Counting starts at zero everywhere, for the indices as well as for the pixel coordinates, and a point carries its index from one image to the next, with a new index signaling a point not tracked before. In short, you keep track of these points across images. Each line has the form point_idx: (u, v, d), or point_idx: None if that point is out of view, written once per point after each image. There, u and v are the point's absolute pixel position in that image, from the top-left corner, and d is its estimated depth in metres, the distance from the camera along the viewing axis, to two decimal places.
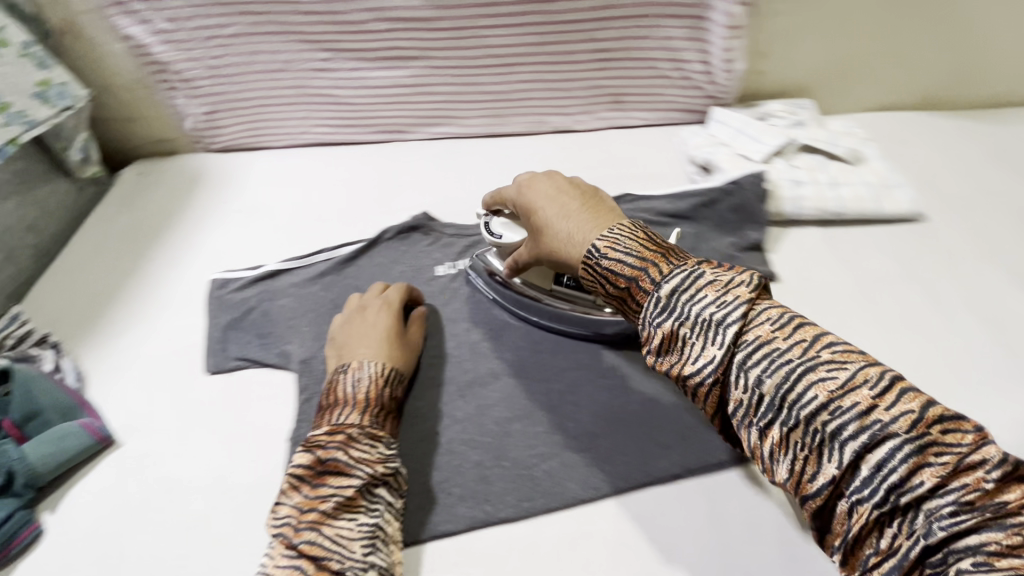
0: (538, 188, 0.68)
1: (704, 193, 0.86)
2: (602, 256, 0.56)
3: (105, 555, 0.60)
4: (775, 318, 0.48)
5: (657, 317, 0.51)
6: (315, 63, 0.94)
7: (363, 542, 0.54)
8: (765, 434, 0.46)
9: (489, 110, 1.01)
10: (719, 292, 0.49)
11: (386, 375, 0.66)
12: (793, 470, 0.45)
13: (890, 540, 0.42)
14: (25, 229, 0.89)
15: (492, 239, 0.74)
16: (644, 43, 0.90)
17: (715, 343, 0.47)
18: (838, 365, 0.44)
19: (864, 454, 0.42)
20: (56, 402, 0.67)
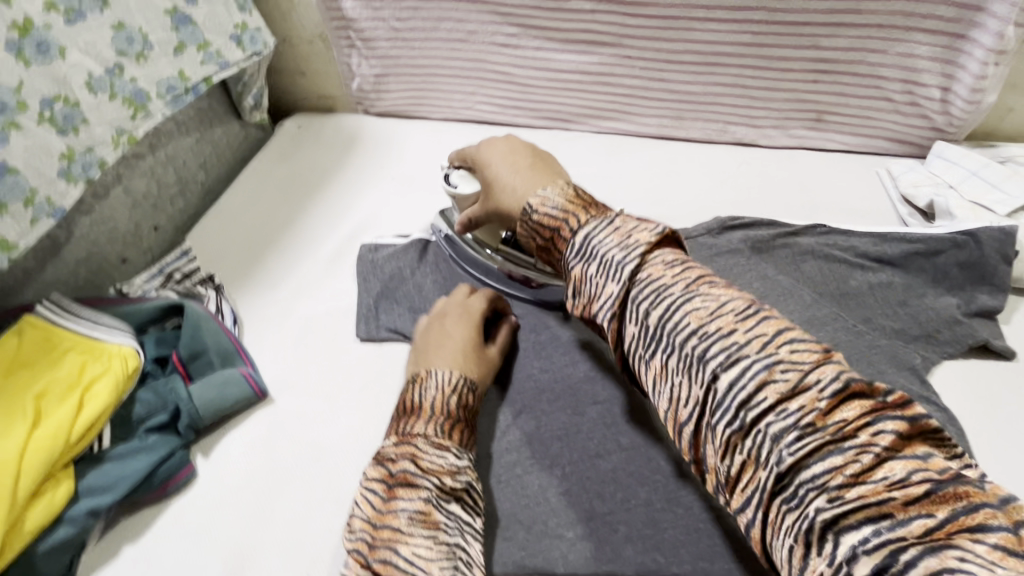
0: (495, 146, 0.64)
1: (924, 240, 0.73)
2: (532, 212, 0.54)
3: (254, 513, 0.59)
4: (670, 260, 0.45)
5: (573, 261, 0.49)
6: (500, 37, 0.89)
7: (444, 564, 0.44)
8: (650, 365, 0.43)
9: (669, 111, 0.92)
10: (624, 236, 0.47)
11: (461, 384, 0.59)
12: (670, 398, 0.41)
13: (745, 470, 0.36)
14: (198, 165, 0.90)
15: (448, 190, 0.70)
16: (880, 57, 0.79)
17: (616, 279, 0.45)
18: (714, 296, 0.41)
19: (724, 377, 0.37)
20: (217, 346, 0.66)
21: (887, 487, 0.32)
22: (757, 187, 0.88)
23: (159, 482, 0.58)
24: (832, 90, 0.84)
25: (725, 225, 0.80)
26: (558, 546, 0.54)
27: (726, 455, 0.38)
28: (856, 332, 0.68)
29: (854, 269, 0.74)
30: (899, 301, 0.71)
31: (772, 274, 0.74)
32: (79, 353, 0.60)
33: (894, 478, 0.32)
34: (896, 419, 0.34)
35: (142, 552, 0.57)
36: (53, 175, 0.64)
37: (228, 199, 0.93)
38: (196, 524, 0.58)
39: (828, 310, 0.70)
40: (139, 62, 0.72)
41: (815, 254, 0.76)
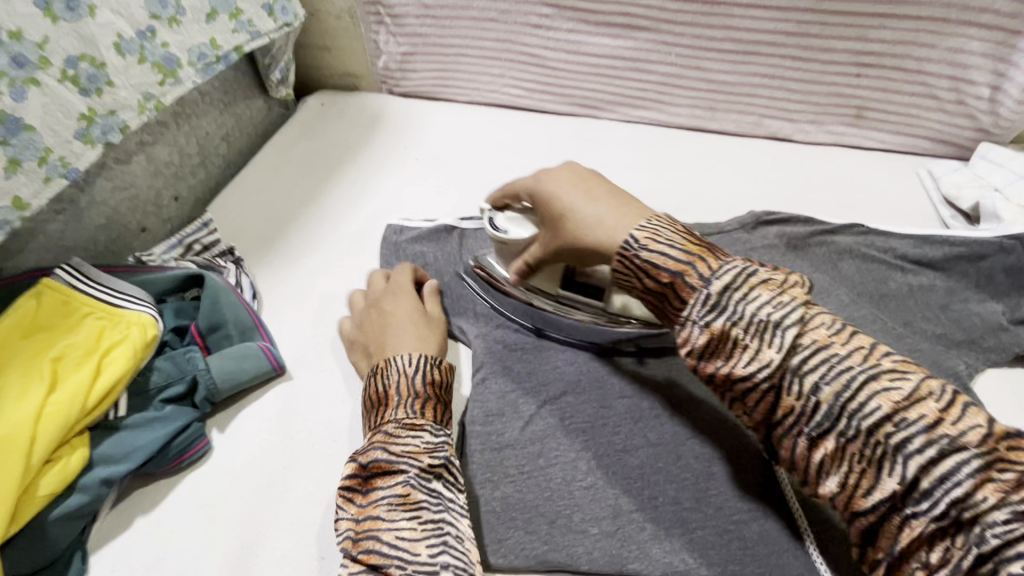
0: (558, 176, 0.57)
1: (967, 243, 0.70)
2: (639, 248, 0.49)
3: (268, 490, 0.57)
4: (830, 322, 0.42)
5: (703, 315, 0.44)
6: (534, 18, 0.87)
7: (429, 543, 0.46)
8: (817, 444, 0.41)
9: (702, 101, 0.89)
10: (775, 292, 0.43)
11: (425, 363, 0.57)
12: (843, 482, 0.40)
13: (916, 544, 0.38)
14: (220, 138, 0.89)
15: (495, 235, 0.62)
16: (929, 52, 0.76)
17: (773, 346, 0.42)
18: (900, 373, 0.40)
19: (927, 470, 0.37)
20: (237, 319, 0.65)
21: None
22: (793, 184, 0.85)
23: (173, 455, 0.57)
24: (876, 85, 0.81)
25: (759, 220, 0.76)
26: (582, 542, 0.52)
27: (871, 525, 0.40)
28: (896, 335, 0.66)
29: (893, 270, 0.72)
30: (940, 305, 0.69)
31: (808, 273, 0.72)
32: (99, 318, 0.59)
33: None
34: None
35: (153, 526, 0.55)
36: (70, 136, 0.62)
37: (249, 174, 0.91)
38: (208, 500, 0.57)
39: (866, 311, 0.68)
40: (172, 27, 0.71)
41: (853, 253, 0.73)
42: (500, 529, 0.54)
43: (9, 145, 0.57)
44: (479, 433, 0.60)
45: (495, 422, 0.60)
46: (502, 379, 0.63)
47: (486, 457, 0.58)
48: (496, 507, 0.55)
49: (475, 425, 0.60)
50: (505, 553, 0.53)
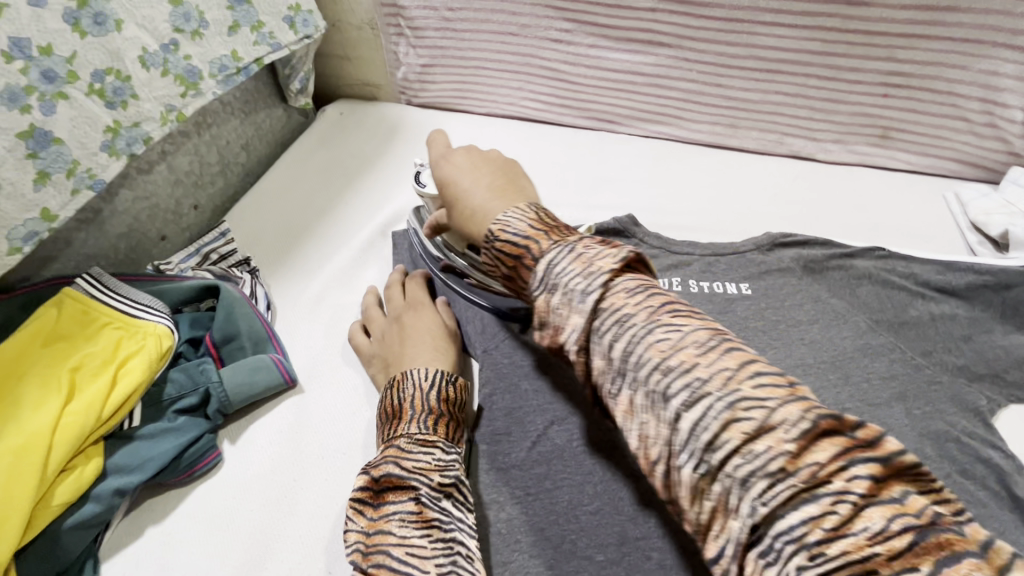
0: (455, 160, 0.60)
1: (993, 272, 0.68)
2: (492, 238, 0.49)
3: (276, 502, 0.58)
4: (631, 288, 0.41)
5: (536, 291, 0.45)
6: (554, 32, 0.87)
7: (438, 561, 0.45)
8: (619, 402, 0.40)
9: (722, 117, 0.88)
10: (587, 264, 0.42)
11: (442, 379, 0.59)
12: (640, 438, 0.38)
13: (715, 516, 0.35)
14: (241, 146, 0.90)
15: (419, 188, 0.68)
16: (960, 73, 0.74)
17: (577, 311, 0.41)
18: (675, 326, 0.38)
19: (692, 417, 0.35)
20: (251, 331, 0.66)
21: (869, 543, 0.29)
22: (812, 204, 0.83)
23: (185, 465, 0.58)
24: (903, 106, 0.79)
25: (776, 242, 0.75)
26: (587, 568, 0.52)
27: (666, 485, 0.37)
28: (915, 365, 0.64)
29: (915, 297, 0.70)
30: (963, 335, 0.67)
31: (826, 297, 0.70)
32: (117, 328, 0.60)
33: (877, 531, 0.29)
34: (869, 462, 0.31)
35: (165, 535, 0.56)
36: (97, 148, 0.63)
37: (267, 182, 0.92)
38: (218, 511, 0.57)
39: (885, 339, 0.66)
40: (194, 40, 0.72)
41: (872, 278, 0.71)
42: (506, 551, 0.54)
43: (38, 158, 0.58)
44: (489, 452, 0.60)
45: (504, 442, 0.60)
46: (509, 397, 0.63)
47: (494, 477, 0.59)
48: (504, 528, 0.55)
49: (485, 445, 0.61)
50: None
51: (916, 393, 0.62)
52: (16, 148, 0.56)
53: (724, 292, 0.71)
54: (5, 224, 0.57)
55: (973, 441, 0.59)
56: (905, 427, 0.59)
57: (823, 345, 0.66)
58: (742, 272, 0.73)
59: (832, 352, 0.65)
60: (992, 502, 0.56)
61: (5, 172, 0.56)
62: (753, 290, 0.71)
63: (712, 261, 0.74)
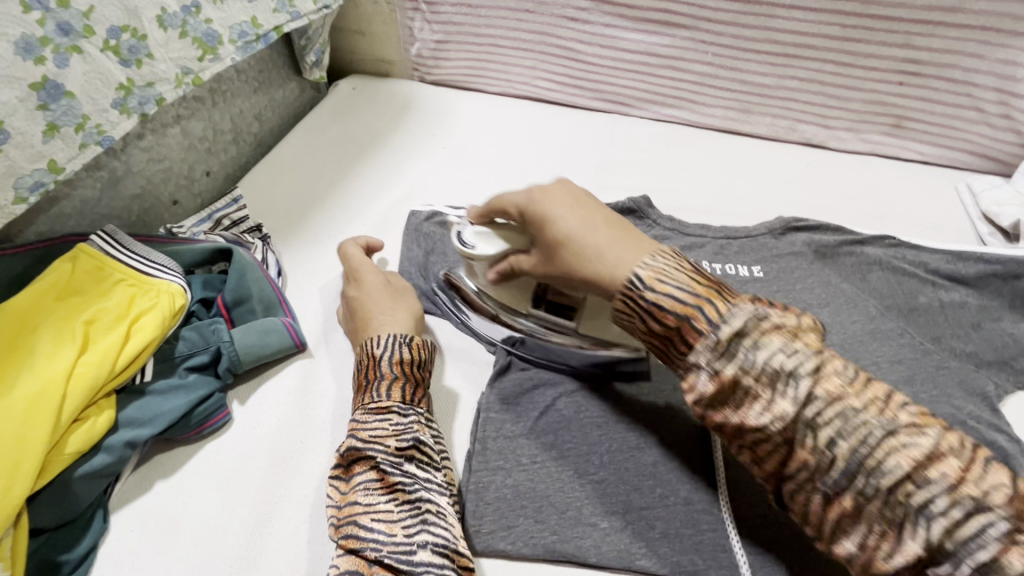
0: (553, 195, 0.55)
1: (1003, 261, 0.68)
2: (644, 288, 0.47)
3: (284, 460, 0.58)
4: (843, 370, 0.41)
5: (713, 362, 0.43)
6: (570, 11, 0.86)
7: (405, 524, 0.48)
8: (833, 500, 0.40)
9: (736, 102, 0.88)
10: (788, 341, 0.42)
11: (393, 343, 0.59)
12: (859, 541, 0.39)
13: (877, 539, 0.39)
14: (254, 116, 0.90)
15: (463, 250, 0.61)
16: (977, 62, 0.74)
17: (787, 397, 0.41)
18: (918, 429, 0.38)
19: (952, 533, 0.36)
20: (261, 295, 0.66)
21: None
22: (824, 191, 0.83)
23: (195, 422, 0.58)
24: (918, 95, 0.79)
25: (789, 226, 0.75)
26: (592, 534, 0.52)
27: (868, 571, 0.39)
28: (923, 351, 0.64)
29: (925, 284, 0.70)
30: (971, 323, 0.67)
31: (836, 282, 0.70)
32: (130, 285, 0.60)
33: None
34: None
35: (171, 491, 0.56)
36: (108, 105, 0.63)
37: (280, 154, 0.92)
38: (225, 468, 0.58)
39: (893, 324, 0.66)
40: (215, 4, 0.72)
41: (883, 265, 0.71)
42: (510, 516, 0.54)
43: (47, 109, 0.58)
44: (494, 420, 0.59)
45: (510, 410, 0.60)
46: (522, 368, 0.63)
47: (499, 444, 0.58)
48: (509, 495, 0.55)
49: (490, 413, 0.60)
50: (515, 540, 0.52)
51: (924, 376, 0.62)
52: (28, 99, 0.56)
53: (734, 274, 0.71)
54: (14, 173, 0.57)
55: (977, 424, 0.59)
56: None
57: (832, 328, 0.66)
58: (754, 255, 0.73)
59: (841, 335, 0.66)
60: None
61: (15, 122, 0.56)
62: (764, 273, 0.71)
63: (723, 244, 0.75)
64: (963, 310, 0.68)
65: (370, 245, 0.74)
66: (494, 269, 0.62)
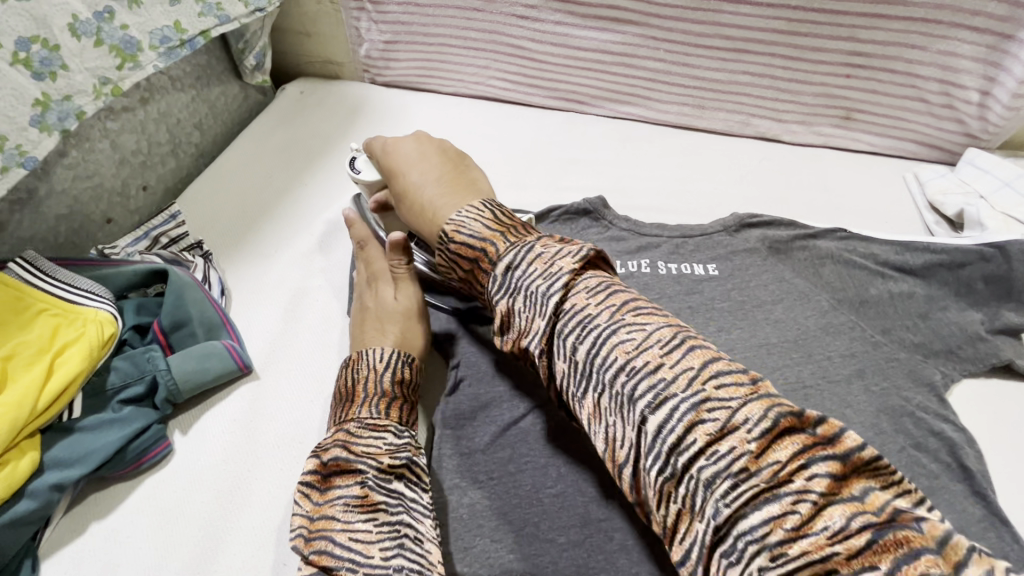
0: (402, 149, 0.65)
1: (948, 251, 0.69)
2: (449, 241, 0.53)
3: (228, 491, 0.56)
4: (664, 339, 0.40)
5: (496, 294, 0.48)
6: (518, 8, 0.84)
7: (384, 545, 0.45)
8: (584, 403, 0.42)
9: (690, 98, 0.88)
10: (548, 267, 0.46)
11: (396, 359, 0.58)
12: (606, 437, 0.41)
13: (681, 520, 0.36)
14: (192, 125, 0.86)
15: (352, 175, 0.69)
16: (919, 54, 0.74)
17: (543, 314, 0.44)
18: (638, 326, 0.41)
19: (656, 419, 0.37)
20: (202, 317, 0.63)
21: (830, 537, 0.31)
22: (778, 186, 0.83)
23: (131, 457, 0.55)
24: (866, 87, 0.79)
25: (743, 222, 0.75)
26: (550, 551, 0.51)
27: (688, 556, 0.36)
28: (873, 343, 0.65)
29: (875, 276, 0.70)
30: (919, 313, 0.67)
31: (789, 277, 0.70)
32: (54, 315, 0.56)
33: (835, 528, 0.31)
34: (828, 459, 0.33)
35: (109, 531, 0.53)
36: (26, 123, 0.59)
37: (223, 164, 0.88)
38: (168, 505, 0.55)
39: (845, 318, 0.67)
40: (132, 9, 0.68)
41: (835, 258, 0.72)
42: (467, 537, 0.52)
43: None
44: (451, 436, 0.59)
45: (466, 426, 0.59)
46: (476, 384, 0.62)
47: (455, 462, 0.57)
48: (463, 513, 0.54)
49: (447, 428, 0.59)
50: (470, 562, 0.51)
51: (874, 369, 0.63)
52: None
53: (690, 273, 0.71)
54: None
55: (926, 415, 0.60)
56: (864, 403, 0.61)
57: (787, 325, 0.66)
58: (709, 254, 0.73)
59: (795, 331, 0.66)
60: (943, 474, 0.57)
61: None
62: (719, 271, 0.71)
63: (679, 243, 0.74)
64: (913, 300, 0.68)
65: (392, 240, 0.65)
66: (375, 198, 0.68)
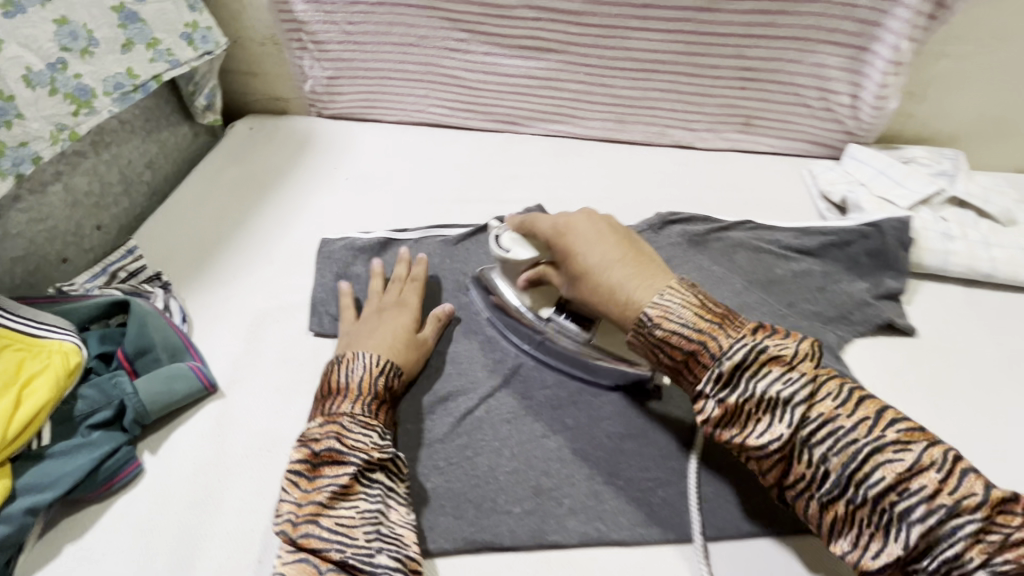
0: (578, 227, 0.61)
1: (836, 232, 0.80)
2: (653, 326, 0.53)
3: (201, 504, 0.59)
4: (836, 392, 0.49)
5: (720, 391, 0.51)
6: (450, 42, 0.92)
7: (366, 530, 0.51)
8: (829, 508, 0.48)
9: (612, 114, 0.97)
10: (784, 369, 0.49)
11: (388, 368, 0.62)
12: (852, 539, 0.47)
13: (874, 542, 0.46)
14: (144, 165, 0.89)
15: (498, 252, 0.66)
16: (796, 66, 0.86)
17: (783, 421, 0.48)
18: (903, 446, 0.46)
19: (926, 537, 0.44)
20: (167, 342, 0.66)
21: None
22: (694, 187, 0.93)
23: (103, 478, 0.58)
24: (758, 97, 0.91)
25: (666, 220, 0.84)
26: (506, 521, 0.56)
27: None
28: (780, 316, 0.74)
29: (779, 259, 0.80)
30: (819, 287, 0.77)
31: (707, 265, 0.80)
32: (18, 350, 0.59)
33: (998, 542, 0.43)
34: (990, 488, 0.44)
35: (84, 552, 0.55)
36: None
37: (178, 199, 0.91)
38: (142, 521, 0.57)
39: (755, 296, 0.76)
40: (85, 59, 0.72)
41: (745, 246, 0.81)
42: (431, 516, 0.57)
43: None
44: (411, 431, 0.63)
45: (426, 418, 0.64)
46: (434, 381, 0.67)
47: (418, 453, 0.61)
48: (426, 498, 0.58)
49: (408, 424, 0.63)
50: (437, 538, 0.56)
51: None
52: None
53: None
54: None
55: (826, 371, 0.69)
56: None
57: None
58: None
59: None
60: None
61: None
62: None
63: None
64: (814, 277, 0.78)
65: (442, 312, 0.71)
66: (523, 275, 0.67)
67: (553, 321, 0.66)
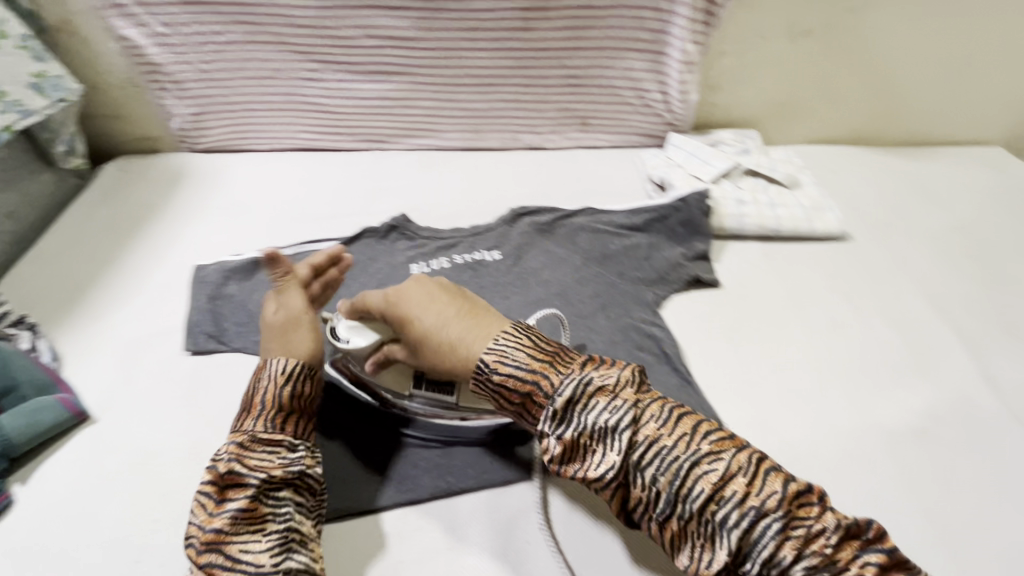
0: (410, 294, 0.65)
1: (655, 208, 0.94)
2: (491, 371, 0.57)
3: (76, 522, 0.62)
4: (658, 415, 0.54)
5: (557, 429, 0.54)
6: (304, 72, 1.00)
7: (274, 552, 0.51)
8: (664, 526, 0.52)
9: (467, 125, 1.08)
10: (610, 399, 0.54)
11: (297, 372, 0.62)
12: (687, 552, 0.51)
13: (706, 551, 0.50)
14: (4, 215, 0.90)
15: (340, 345, 0.67)
16: (611, 72, 1.00)
17: (614, 449, 0.52)
18: (716, 455, 0.51)
19: (745, 539, 0.49)
20: (32, 379, 0.69)
21: (825, 543, 0.48)
22: (544, 182, 1.05)
23: None
24: (587, 100, 1.04)
25: (516, 215, 0.94)
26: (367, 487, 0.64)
27: None
28: (611, 284, 0.86)
29: (613, 236, 0.92)
30: (644, 257, 0.89)
31: (552, 248, 0.91)
32: None
33: (804, 535, 0.48)
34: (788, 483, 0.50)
35: None
36: None
37: (47, 244, 0.93)
38: (15, 547, 0.60)
39: (592, 271, 0.87)
40: None
41: (584, 229, 0.93)
42: None
43: None
44: None
45: None
46: None
47: None
48: None
49: None
50: None
51: (613, 302, 0.83)
52: None
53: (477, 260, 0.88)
54: None
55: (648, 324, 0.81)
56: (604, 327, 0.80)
57: (551, 283, 0.86)
58: (492, 243, 0.91)
59: (557, 287, 0.85)
60: (660, 364, 0.76)
61: None
62: (500, 255, 0.89)
63: (470, 239, 0.92)
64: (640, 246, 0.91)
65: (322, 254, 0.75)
66: (369, 361, 0.68)
67: (416, 399, 0.68)
